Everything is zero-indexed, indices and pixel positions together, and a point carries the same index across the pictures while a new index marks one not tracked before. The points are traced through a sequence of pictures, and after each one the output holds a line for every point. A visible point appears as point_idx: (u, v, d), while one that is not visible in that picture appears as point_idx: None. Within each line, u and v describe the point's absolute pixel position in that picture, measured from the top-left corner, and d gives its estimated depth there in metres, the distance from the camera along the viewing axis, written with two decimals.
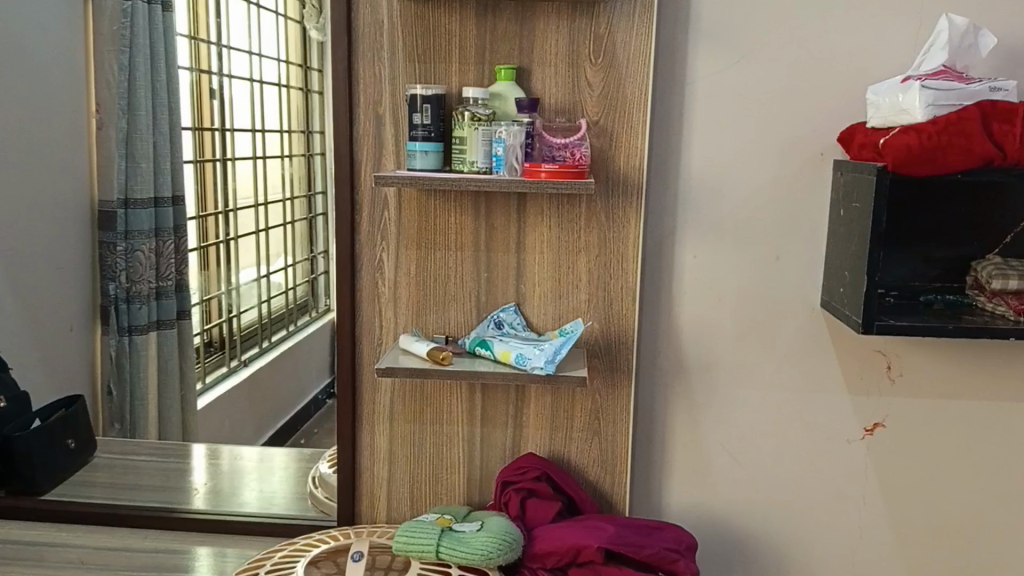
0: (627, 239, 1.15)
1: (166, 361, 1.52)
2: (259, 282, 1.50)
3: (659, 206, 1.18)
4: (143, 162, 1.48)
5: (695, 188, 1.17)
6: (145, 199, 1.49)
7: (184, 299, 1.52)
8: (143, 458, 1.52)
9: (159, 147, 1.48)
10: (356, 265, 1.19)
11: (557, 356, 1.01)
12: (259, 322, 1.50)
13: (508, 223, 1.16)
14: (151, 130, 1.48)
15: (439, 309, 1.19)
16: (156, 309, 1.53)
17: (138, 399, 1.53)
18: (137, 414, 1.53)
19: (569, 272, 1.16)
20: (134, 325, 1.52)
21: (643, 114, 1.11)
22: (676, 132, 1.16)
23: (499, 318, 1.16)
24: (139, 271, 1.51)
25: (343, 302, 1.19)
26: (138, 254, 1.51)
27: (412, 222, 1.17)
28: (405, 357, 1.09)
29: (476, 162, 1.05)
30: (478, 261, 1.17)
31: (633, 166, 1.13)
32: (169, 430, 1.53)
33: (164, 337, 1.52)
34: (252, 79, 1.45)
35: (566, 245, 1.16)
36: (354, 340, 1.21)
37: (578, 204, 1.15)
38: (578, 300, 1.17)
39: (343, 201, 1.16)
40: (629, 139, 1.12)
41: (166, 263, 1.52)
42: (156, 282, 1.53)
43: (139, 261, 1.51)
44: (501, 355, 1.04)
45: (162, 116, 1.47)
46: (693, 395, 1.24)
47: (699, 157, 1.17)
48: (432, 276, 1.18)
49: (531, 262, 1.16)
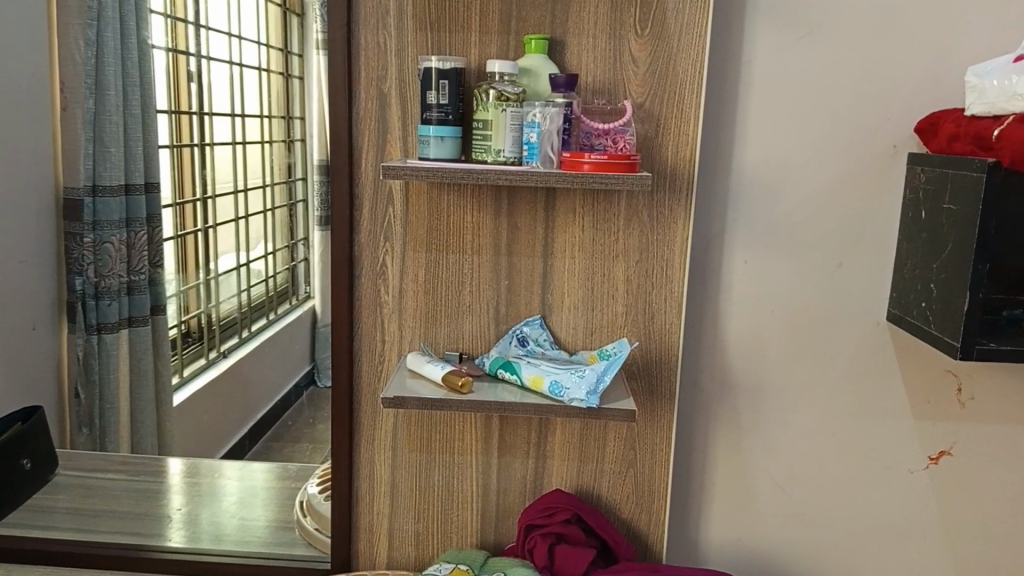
0: (674, 242, 0.99)
1: (139, 361, 1.36)
2: (238, 270, 1.31)
3: (708, 202, 1.01)
4: (112, 147, 1.32)
5: (751, 182, 1.00)
6: (115, 186, 1.33)
7: (159, 294, 1.37)
8: (110, 477, 1.35)
9: (130, 131, 1.33)
10: (355, 270, 1.02)
11: (598, 389, 0.88)
12: (238, 312, 1.32)
13: (532, 223, 0.99)
14: (121, 112, 1.32)
15: (450, 321, 1.02)
16: (127, 306, 1.36)
17: (108, 402, 1.36)
18: (107, 417, 1.36)
19: (604, 279, 1.00)
20: (104, 322, 1.35)
21: (695, 97, 0.95)
22: (731, 119, 0.99)
23: (523, 332, 1.00)
24: (109, 264, 1.35)
25: (340, 312, 1.02)
26: (106, 248, 1.34)
27: (419, 221, 1.00)
28: (419, 380, 0.96)
29: (503, 151, 0.88)
30: (495, 266, 1.00)
31: (682, 159, 0.97)
32: (143, 436, 1.36)
33: (137, 336, 1.36)
34: (233, 60, 1.26)
35: (600, 249, 0.99)
36: (352, 357, 1.04)
37: (615, 200, 0.98)
38: (614, 312, 1.01)
39: (342, 196, 0.99)
40: (678, 125, 0.96)
41: (138, 256, 1.36)
42: (127, 277, 1.36)
43: (110, 254, 1.34)
44: (532, 383, 0.92)
45: (135, 98, 1.32)
46: (736, 418, 1.06)
47: (756, 147, 1.00)
48: (443, 284, 1.01)
49: (559, 269, 1.00)
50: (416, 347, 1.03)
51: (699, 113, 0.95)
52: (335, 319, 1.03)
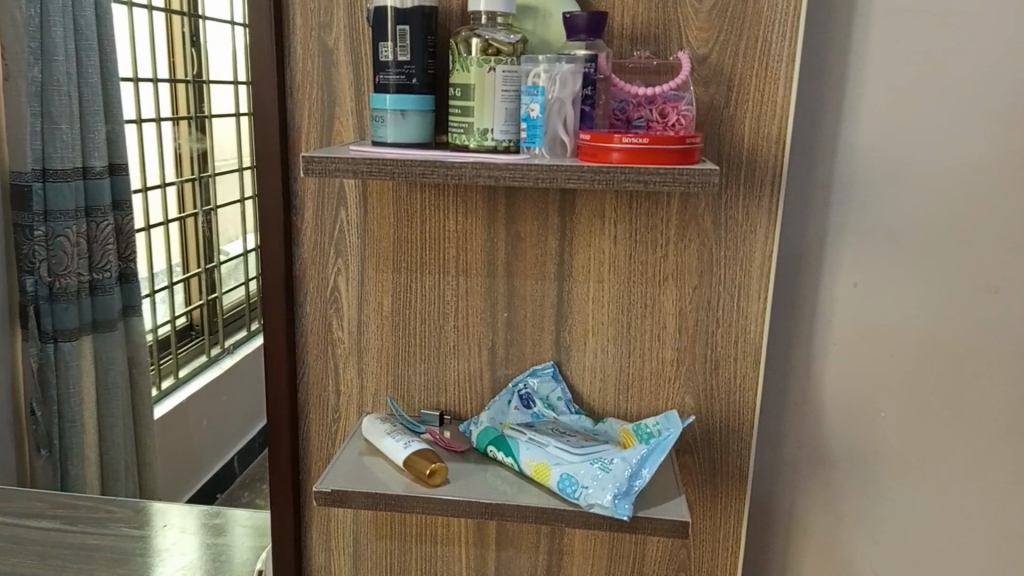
0: (752, 255, 0.70)
1: (108, 372, 1.11)
2: (245, 257, 0.92)
3: (802, 206, 0.73)
4: (62, 123, 1.07)
5: (861, 176, 0.71)
6: (68, 170, 1.08)
7: (132, 293, 1.10)
8: (45, 525, 1.08)
9: (87, 105, 1.06)
10: (297, 296, 0.74)
11: (633, 491, 0.61)
12: (244, 304, 0.93)
13: (541, 235, 0.71)
14: (75, 82, 1.06)
15: (427, 366, 0.75)
16: (89, 309, 1.11)
17: (69, 423, 1.12)
18: (68, 441, 1.12)
19: (646, 311, 0.72)
20: (62, 329, 1.11)
21: (788, 53, 0.65)
22: (839, 87, 0.70)
23: (529, 387, 0.73)
24: (65, 261, 1.10)
25: (277, 355, 0.74)
26: (60, 242, 1.09)
27: (381, 232, 0.72)
28: (376, 462, 0.68)
29: (493, 131, 0.59)
30: (490, 293, 0.73)
31: (764, 137, 0.67)
32: (111, 461, 1.10)
33: (103, 343, 1.11)
34: (232, 18, 0.84)
35: (637, 270, 0.71)
36: (296, 414, 0.76)
37: (659, 203, 0.70)
38: (661, 356, 0.73)
39: (273, 197, 0.70)
40: (761, 92, 0.66)
41: (101, 251, 1.10)
42: (88, 274, 1.11)
43: (64, 249, 1.10)
44: (535, 474, 0.64)
45: (93, 63, 1.04)
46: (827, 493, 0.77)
47: (876, 127, 0.70)
48: (417, 315, 0.73)
49: (577, 299, 0.72)
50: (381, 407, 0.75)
51: (793, 74, 0.65)
52: (269, 364, 0.74)
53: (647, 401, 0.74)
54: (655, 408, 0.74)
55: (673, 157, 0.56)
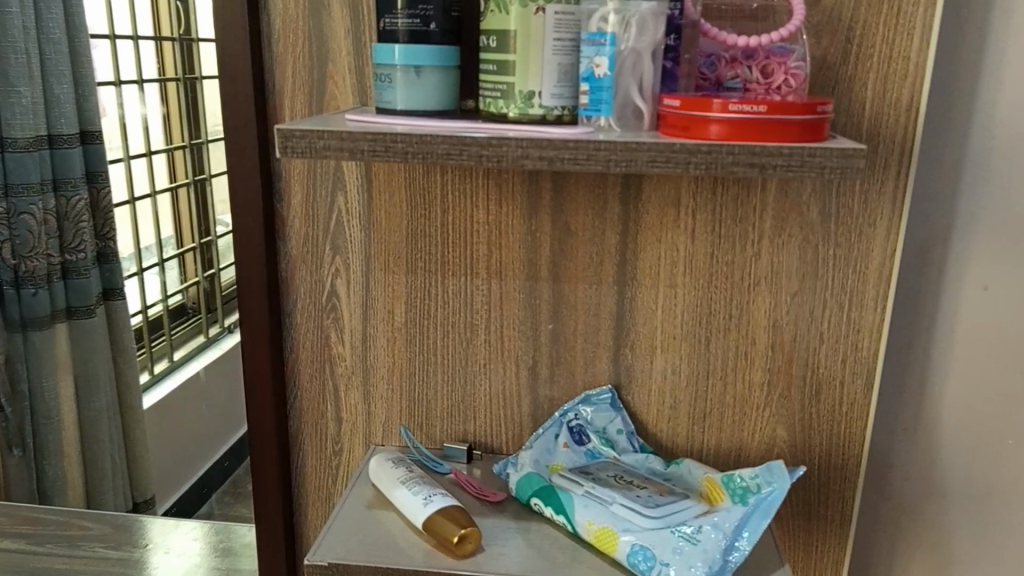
0: (873, 257, 0.57)
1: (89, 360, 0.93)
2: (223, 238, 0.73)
3: (925, 200, 0.60)
4: (19, 83, 0.86)
5: (997, 152, 0.58)
6: (30, 138, 0.87)
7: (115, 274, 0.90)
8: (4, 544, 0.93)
9: (48, 64, 0.86)
10: (283, 303, 0.59)
11: (728, 568, 0.47)
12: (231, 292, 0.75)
13: (597, 229, 0.58)
14: (32, 37, 0.85)
15: (450, 389, 0.60)
16: (61, 294, 0.92)
17: (44, 419, 0.95)
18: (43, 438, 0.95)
19: (731, 325, 0.60)
20: (31, 318, 0.92)
21: None
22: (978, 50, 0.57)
23: (582, 418, 0.59)
24: (31, 241, 0.90)
25: (260, 377, 0.60)
26: (24, 221, 0.90)
27: (391, 224, 0.57)
28: (388, 517, 0.52)
29: (540, 94, 0.44)
30: (530, 301, 0.59)
31: (892, 108, 0.54)
32: (92, 476, 0.93)
33: (81, 333, 0.93)
34: None
35: (722, 273, 0.59)
36: (287, 444, 0.62)
37: (750, 192, 0.57)
38: (746, 364, 0.61)
39: (250, 178, 0.56)
40: (892, 49, 0.53)
41: (73, 230, 0.90)
42: (61, 254, 0.91)
43: (29, 229, 0.90)
44: (596, 540, 0.49)
45: (55, 14, 0.84)
46: (939, 537, 0.66)
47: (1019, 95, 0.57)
48: (438, 326, 0.59)
49: (641, 306, 0.59)
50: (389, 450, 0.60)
51: (934, 24, 0.53)
52: (249, 387, 0.60)
53: (728, 432, 0.63)
54: (743, 443, 0.63)
55: (793, 135, 0.41)
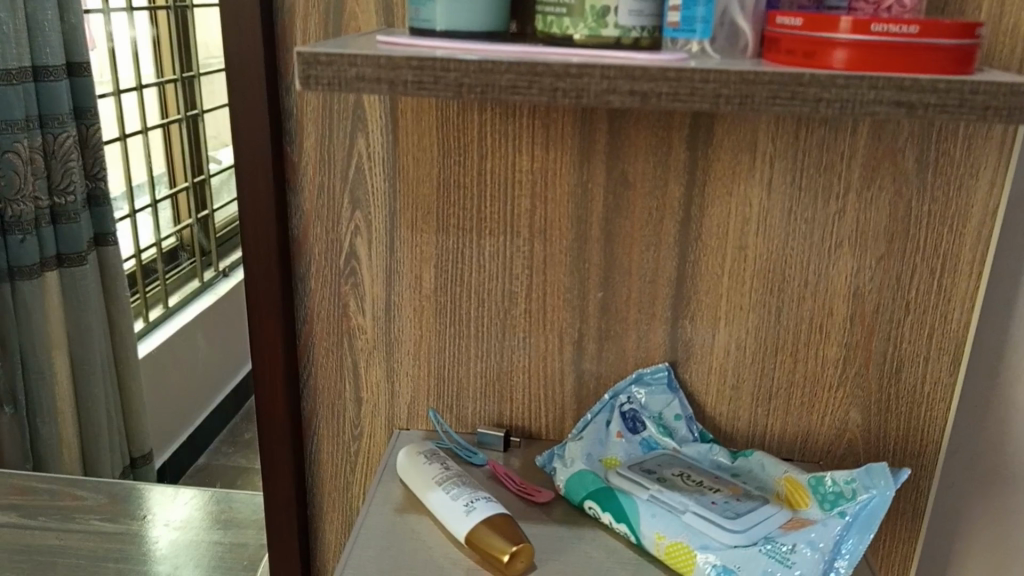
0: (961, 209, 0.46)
1: (81, 318, 0.99)
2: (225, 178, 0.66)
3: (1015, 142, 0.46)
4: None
5: None
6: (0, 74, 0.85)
7: (103, 220, 0.97)
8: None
9: None
10: (294, 266, 0.51)
11: None
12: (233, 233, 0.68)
13: (658, 179, 0.47)
14: None
15: (484, 366, 0.52)
16: (51, 240, 0.95)
17: (35, 374, 0.99)
18: (36, 393, 1.00)
19: (801, 293, 0.49)
20: (19, 265, 0.93)
21: None
22: None
23: (636, 402, 0.50)
24: (16, 183, 0.91)
25: (269, 353, 0.51)
26: (7, 160, 0.90)
27: (420, 173, 0.48)
28: (423, 525, 0.45)
29: (616, 12, 0.34)
30: (578, 264, 0.49)
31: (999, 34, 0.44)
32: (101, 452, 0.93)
33: (73, 279, 0.97)
34: None
35: (800, 235, 0.48)
36: (298, 428, 0.54)
37: (839, 135, 0.46)
38: (806, 344, 0.50)
39: (255, 117, 0.47)
40: None
41: (62, 170, 0.94)
42: (50, 197, 0.94)
43: (14, 169, 0.90)
44: (669, 557, 0.42)
45: None
46: None
47: None
48: (471, 293, 0.50)
49: (704, 272, 0.49)
50: (414, 439, 0.51)
51: None
52: (254, 365, 0.52)
53: (797, 416, 0.52)
54: (809, 425, 0.52)
55: (945, 66, 0.32)
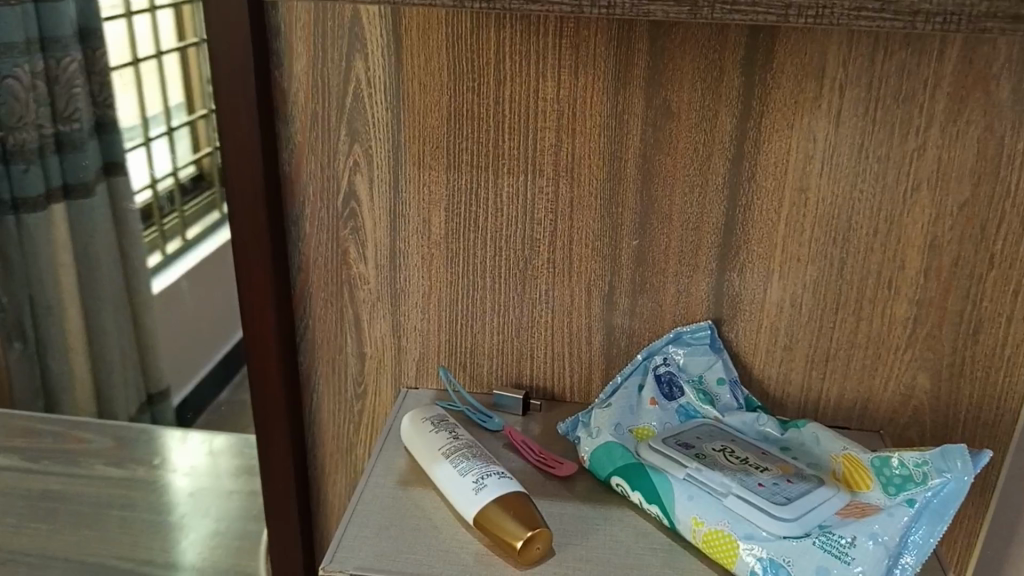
0: None
1: (87, 245, 0.96)
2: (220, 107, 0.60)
3: None
4: None
5: None
6: None
7: (112, 146, 0.95)
8: None
9: None
10: (287, 207, 0.45)
11: None
12: None
13: (705, 109, 0.41)
14: None
15: (500, 320, 0.46)
16: (55, 169, 0.90)
17: (43, 308, 0.95)
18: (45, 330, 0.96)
19: (870, 244, 0.43)
20: (23, 197, 0.88)
21: None
22: None
23: (673, 364, 0.45)
24: (17, 110, 0.85)
25: (260, 306, 0.46)
26: (8, 86, 0.84)
27: (428, 101, 0.42)
28: (427, 502, 0.40)
29: None
30: (610, 207, 0.43)
31: None
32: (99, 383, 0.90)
33: (81, 207, 0.93)
34: None
35: (871, 175, 0.41)
36: (297, 384, 0.49)
37: (923, 59, 0.39)
38: (876, 300, 0.44)
39: (237, 35, 0.40)
40: None
41: (65, 96, 0.89)
42: (54, 124, 0.89)
43: (14, 95, 0.85)
44: (706, 546, 0.37)
45: None
46: None
47: None
48: (487, 239, 0.44)
49: (753, 219, 0.43)
50: (422, 402, 0.47)
51: None
52: (244, 318, 0.46)
53: (855, 380, 0.46)
54: (870, 390, 0.46)
55: None
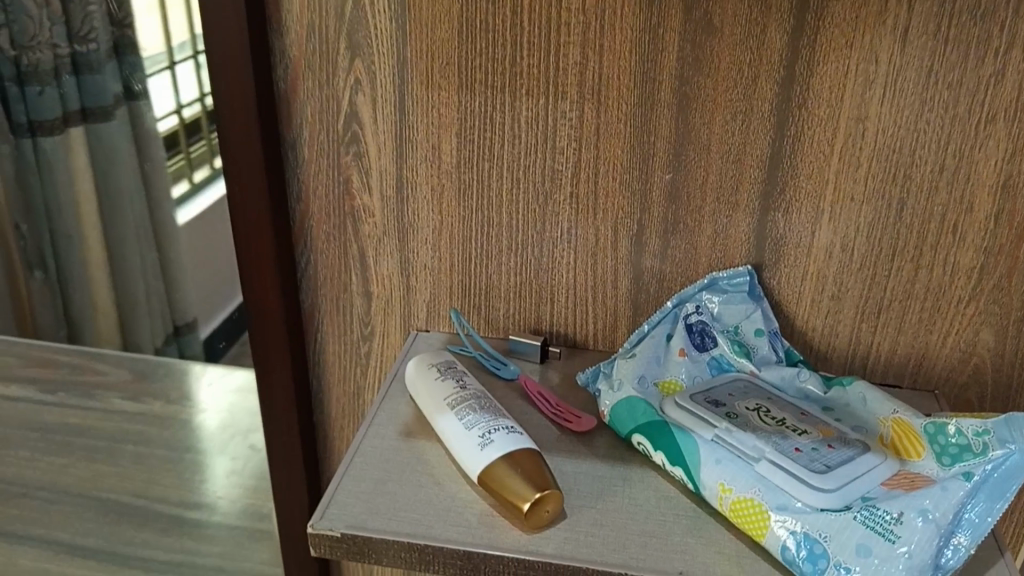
0: None
1: (106, 169, 0.93)
2: None
3: None
4: None
5: None
6: None
7: (131, 68, 0.93)
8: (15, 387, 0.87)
9: None
10: (283, 130, 0.41)
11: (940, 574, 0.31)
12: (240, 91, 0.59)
13: (752, 25, 0.36)
14: None
15: (517, 260, 0.42)
16: (72, 91, 0.87)
17: (64, 236, 0.92)
18: (65, 258, 0.94)
19: (936, 185, 0.38)
20: (40, 120, 0.85)
21: None
22: None
23: (706, 313, 0.41)
24: (32, 28, 0.82)
25: (258, 238, 0.43)
26: (22, 3, 0.80)
27: (438, 13, 0.38)
28: (430, 454, 0.37)
29: None
30: (641, 137, 0.39)
31: None
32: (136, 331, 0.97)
33: (99, 133, 0.91)
34: None
35: (940, 104, 0.36)
36: (300, 322, 0.46)
37: None
38: (939, 249, 0.39)
39: None
40: None
41: (81, 15, 0.85)
42: (70, 44, 0.85)
43: (27, 12, 0.81)
44: (734, 516, 0.33)
45: None
46: None
47: None
48: (503, 170, 0.40)
49: (800, 154, 0.38)
50: (432, 346, 0.43)
51: None
52: (240, 251, 0.43)
53: (910, 335, 0.42)
54: (925, 347, 0.42)
55: None
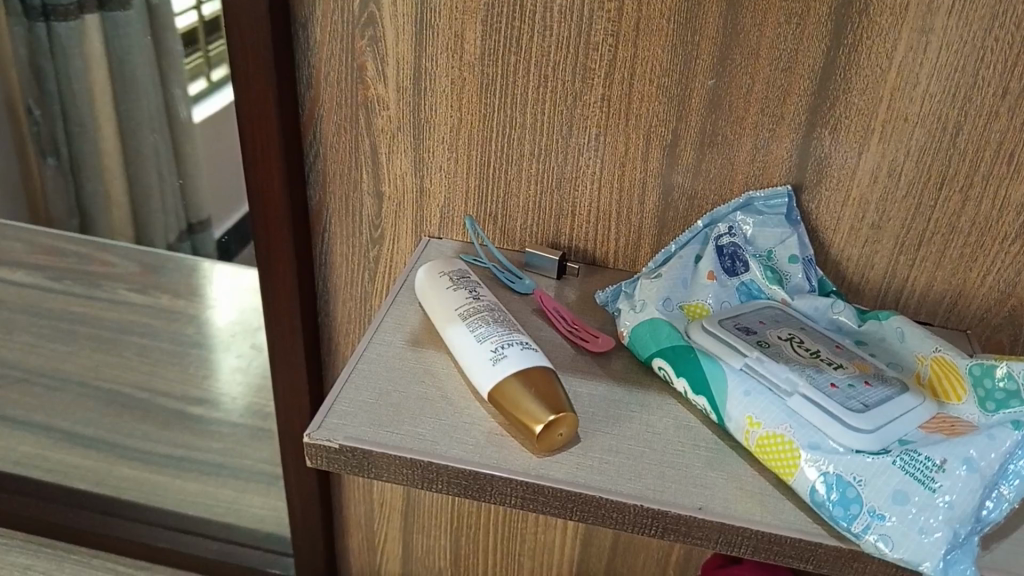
0: None
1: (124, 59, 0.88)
2: None
3: None
4: None
5: None
6: None
7: None
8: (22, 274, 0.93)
9: None
10: (294, 12, 0.38)
11: (978, 527, 0.29)
12: None
13: None
14: None
15: (538, 167, 0.39)
16: None
17: (76, 127, 0.89)
18: (79, 148, 0.90)
19: (1007, 112, 0.34)
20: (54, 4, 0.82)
21: None
22: None
23: (739, 235, 0.38)
24: None
25: (264, 129, 0.40)
26: None
27: None
28: (436, 366, 0.35)
29: None
30: (684, 37, 0.35)
31: None
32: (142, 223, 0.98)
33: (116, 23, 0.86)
34: None
35: (1019, 19, 0.32)
36: (305, 220, 0.44)
37: None
38: (999, 183, 0.36)
39: None
40: None
41: None
42: None
43: None
44: (760, 452, 0.31)
45: None
46: None
47: None
48: (530, 70, 0.37)
49: (858, 69, 0.35)
50: (444, 254, 0.41)
51: None
52: (242, 141, 0.40)
53: (954, 272, 0.39)
54: (964, 284, 0.39)
55: None
